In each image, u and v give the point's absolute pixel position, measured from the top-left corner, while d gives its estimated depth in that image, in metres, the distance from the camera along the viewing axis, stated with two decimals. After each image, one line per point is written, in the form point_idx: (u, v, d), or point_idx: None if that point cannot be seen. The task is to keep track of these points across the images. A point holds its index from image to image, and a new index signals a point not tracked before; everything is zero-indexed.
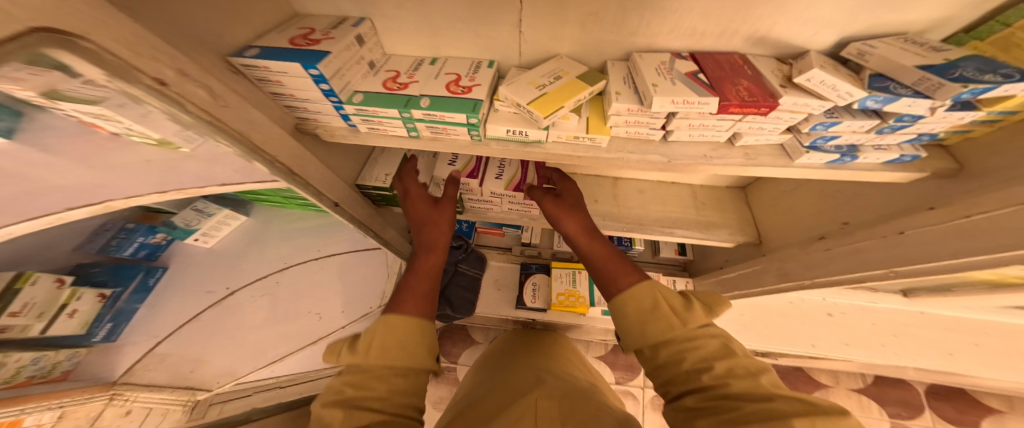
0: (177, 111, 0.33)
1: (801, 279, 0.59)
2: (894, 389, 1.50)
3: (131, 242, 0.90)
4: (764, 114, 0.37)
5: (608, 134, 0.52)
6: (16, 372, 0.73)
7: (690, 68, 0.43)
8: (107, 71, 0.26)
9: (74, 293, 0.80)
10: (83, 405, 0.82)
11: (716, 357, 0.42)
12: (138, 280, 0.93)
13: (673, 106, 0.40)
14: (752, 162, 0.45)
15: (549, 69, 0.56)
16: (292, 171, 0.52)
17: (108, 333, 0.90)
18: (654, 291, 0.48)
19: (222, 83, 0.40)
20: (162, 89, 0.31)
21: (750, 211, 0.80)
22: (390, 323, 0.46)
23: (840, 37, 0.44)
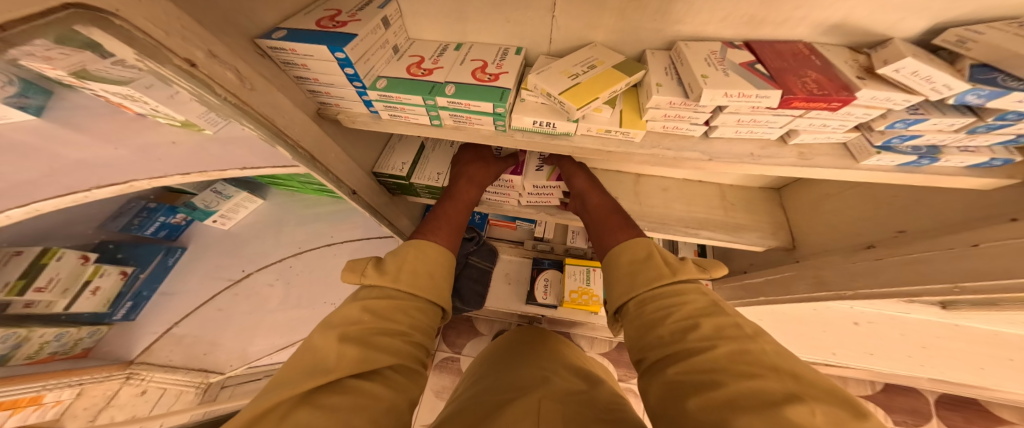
0: (206, 93, 0.32)
1: (840, 289, 0.56)
2: (902, 396, 1.45)
3: (152, 221, 0.90)
4: (834, 109, 0.33)
5: (643, 128, 0.49)
6: (39, 348, 0.72)
7: (746, 59, 0.39)
8: (139, 51, 0.26)
9: (97, 270, 0.79)
10: (101, 383, 0.84)
11: (704, 316, 0.42)
12: (157, 259, 0.94)
13: (726, 99, 0.36)
14: (805, 163, 0.42)
15: (582, 58, 0.52)
16: (312, 157, 0.51)
17: (128, 311, 0.91)
18: (650, 245, 0.55)
19: (250, 65, 0.39)
20: (191, 71, 0.30)
21: (783, 214, 0.76)
22: (420, 249, 0.53)
23: (923, 26, 0.39)
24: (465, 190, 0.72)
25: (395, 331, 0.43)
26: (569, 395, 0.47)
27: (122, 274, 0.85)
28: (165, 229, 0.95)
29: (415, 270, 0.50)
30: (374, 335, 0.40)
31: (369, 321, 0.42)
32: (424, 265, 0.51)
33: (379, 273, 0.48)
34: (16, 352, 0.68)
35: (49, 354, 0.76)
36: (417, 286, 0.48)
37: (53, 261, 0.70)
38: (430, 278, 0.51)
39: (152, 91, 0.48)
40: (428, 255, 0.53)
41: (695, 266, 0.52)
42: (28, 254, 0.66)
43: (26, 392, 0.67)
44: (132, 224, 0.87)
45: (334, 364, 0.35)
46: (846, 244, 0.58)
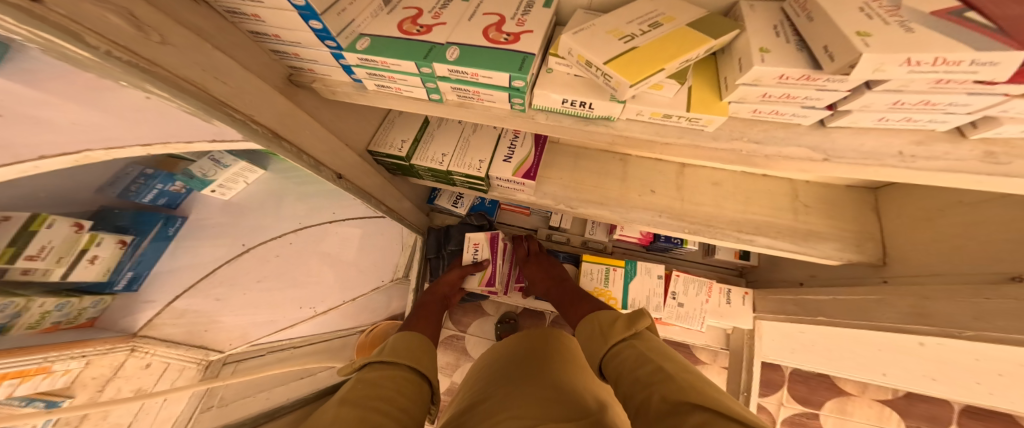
0: (76, 48, 0.19)
1: (948, 326, 0.43)
2: (923, 403, 1.32)
3: (148, 187, 0.55)
4: None
5: (723, 114, 0.35)
6: (40, 317, 0.54)
7: (946, 5, 0.26)
8: None
9: (93, 238, 0.53)
10: (103, 356, 0.69)
11: (682, 388, 0.39)
12: (156, 229, 0.62)
13: (905, 68, 0.23)
14: (994, 170, 0.28)
15: (642, 11, 0.37)
16: (278, 135, 0.39)
17: (131, 281, 0.67)
18: (593, 324, 0.65)
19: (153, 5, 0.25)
20: (38, 10, 0.17)
21: (877, 223, 0.64)
22: (403, 337, 0.61)
23: None
24: (429, 304, 0.84)
25: (389, 372, 0.50)
26: (559, 393, 0.52)
27: (124, 245, 0.58)
28: (162, 198, 0.58)
29: (399, 348, 0.57)
30: (377, 377, 0.48)
31: (361, 386, 0.45)
32: (412, 347, 0.58)
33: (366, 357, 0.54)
34: (17, 320, 0.50)
35: (53, 324, 0.57)
36: (398, 358, 0.54)
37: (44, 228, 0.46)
38: (409, 350, 0.57)
39: None
40: (414, 342, 0.61)
41: (623, 323, 0.59)
42: (17, 218, 0.43)
43: (32, 362, 0.54)
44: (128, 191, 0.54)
45: (350, 386, 0.45)
46: (973, 276, 0.44)
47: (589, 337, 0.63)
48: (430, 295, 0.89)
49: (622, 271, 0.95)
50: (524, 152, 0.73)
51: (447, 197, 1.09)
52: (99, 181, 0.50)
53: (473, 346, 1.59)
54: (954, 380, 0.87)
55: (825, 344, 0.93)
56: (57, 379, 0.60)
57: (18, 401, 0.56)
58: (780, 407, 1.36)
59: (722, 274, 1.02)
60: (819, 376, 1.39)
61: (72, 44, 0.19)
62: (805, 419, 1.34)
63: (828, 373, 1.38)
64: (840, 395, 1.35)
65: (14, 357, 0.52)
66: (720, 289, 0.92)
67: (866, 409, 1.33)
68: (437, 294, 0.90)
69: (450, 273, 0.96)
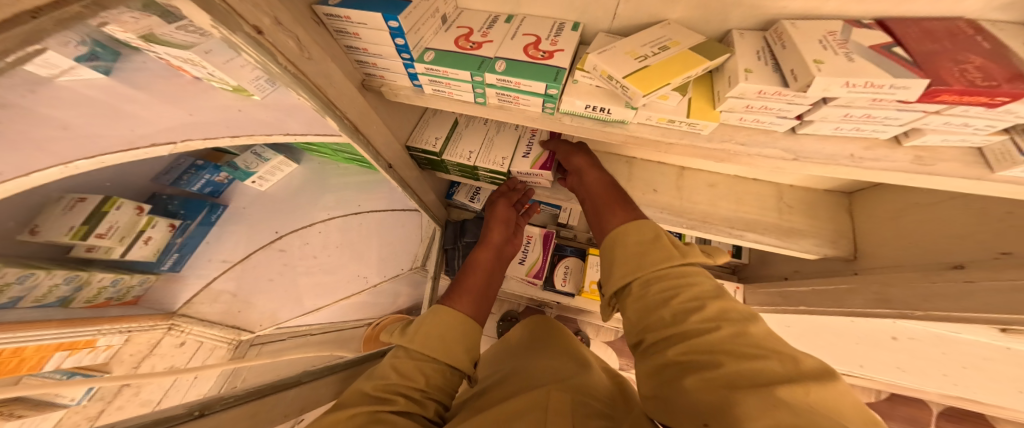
0: (271, 63, 0.28)
1: (907, 308, 0.51)
2: (903, 405, 1.40)
3: (199, 178, 0.72)
4: (997, 104, 0.28)
5: (716, 120, 0.44)
6: (96, 291, 0.53)
7: (880, 40, 0.33)
8: (214, 17, 0.23)
9: (150, 220, 0.63)
10: (143, 334, 0.59)
11: (710, 297, 0.41)
12: (202, 214, 0.75)
13: (846, 88, 0.31)
14: (923, 169, 0.37)
15: (654, 37, 0.46)
16: (357, 130, 0.48)
17: (176, 262, 0.70)
18: (654, 226, 0.51)
19: (307, 31, 0.35)
20: (259, 38, 0.27)
21: (852, 223, 0.72)
22: (438, 314, 0.55)
23: None
24: (481, 251, 0.75)
25: (422, 357, 0.50)
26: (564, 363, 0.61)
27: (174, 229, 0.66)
28: (208, 187, 0.75)
29: (434, 332, 0.53)
30: (412, 367, 0.48)
31: (393, 379, 0.46)
32: (451, 330, 0.53)
33: (402, 334, 0.53)
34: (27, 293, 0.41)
35: (104, 299, 0.55)
36: (430, 351, 0.50)
37: (112, 211, 0.53)
38: (444, 340, 0.52)
39: (212, 57, 0.37)
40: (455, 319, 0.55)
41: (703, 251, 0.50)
42: (92, 200, 0.49)
43: (85, 334, 0.49)
44: (181, 181, 0.69)
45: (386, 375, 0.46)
46: (927, 263, 0.53)
47: (642, 241, 0.50)
48: (487, 252, 0.75)
49: None
50: (540, 148, 0.81)
51: (465, 192, 1.16)
52: (159, 171, 0.67)
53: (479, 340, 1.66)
54: (925, 372, 0.95)
55: (809, 337, 1.01)
56: (99, 354, 0.51)
57: (54, 377, 0.41)
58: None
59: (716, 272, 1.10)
60: None
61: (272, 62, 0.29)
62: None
63: None
64: None
65: (32, 332, 0.39)
66: None
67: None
68: (494, 248, 0.76)
69: (496, 208, 0.83)
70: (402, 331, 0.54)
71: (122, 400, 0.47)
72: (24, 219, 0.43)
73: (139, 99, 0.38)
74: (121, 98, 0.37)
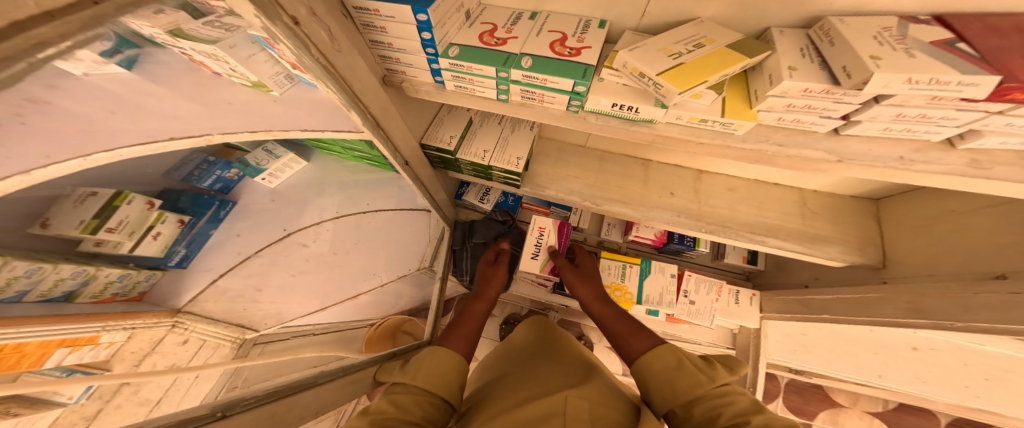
0: (305, 56, 0.27)
1: (945, 319, 0.49)
2: (912, 417, 1.37)
3: (211, 174, 0.76)
4: None
5: (753, 120, 0.42)
6: (103, 287, 0.56)
7: (940, 37, 0.31)
8: (254, 5, 0.22)
9: (159, 215, 0.65)
10: (148, 331, 0.60)
11: (748, 413, 0.38)
12: (211, 211, 0.79)
13: (907, 86, 0.30)
14: (978, 173, 0.35)
15: (687, 34, 0.45)
16: (379, 125, 0.47)
17: (182, 258, 0.74)
18: (676, 353, 0.52)
19: (337, 23, 0.34)
20: (295, 29, 0.26)
21: (878, 230, 0.70)
22: (435, 352, 0.54)
23: None
24: (476, 302, 0.80)
25: (416, 394, 0.47)
26: (582, 370, 0.58)
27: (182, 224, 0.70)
28: (219, 183, 0.81)
29: (432, 370, 0.51)
30: (410, 402, 0.45)
31: (392, 413, 0.42)
32: (445, 366, 0.52)
33: (402, 373, 0.51)
34: (33, 287, 0.43)
35: (111, 295, 0.58)
36: (427, 384, 0.48)
37: (124, 204, 0.56)
38: (442, 377, 0.51)
39: (236, 52, 0.39)
40: (447, 357, 0.54)
41: (725, 369, 0.48)
42: (104, 194, 0.52)
43: (90, 331, 0.49)
44: (192, 176, 0.73)
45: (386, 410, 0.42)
46: (960, 273, 0.51)
47: (667, 369, 0.50)
48: (481, 304, 0.80)
49: (637, 269, 1.01)
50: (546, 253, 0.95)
51: (475, 193, 1.16)
52: (171, 167, 0.70)
53: (484, 344, 1.63)
54: (943, 385, 0.93)
55: (824, 346, 0.99)
56: (101, 352, 0.51)
57: (59, 372, 0.45)
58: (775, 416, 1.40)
59: (730, 278, 1.08)
60: (813, 388, 1.45)
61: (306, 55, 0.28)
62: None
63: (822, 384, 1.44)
64: (833, 406, 1.41)
65: (37, 328, 0.41)
66: (729, 289, 0.98)
67: (857, 421, 1.39)
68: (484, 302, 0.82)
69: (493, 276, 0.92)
70: (401, 370, 0.52)
71: (119, 398, 0.48)
72: (34, 211, 0.45)
73: (155, 92, 0.37)
74: (139, 91, 0.36)
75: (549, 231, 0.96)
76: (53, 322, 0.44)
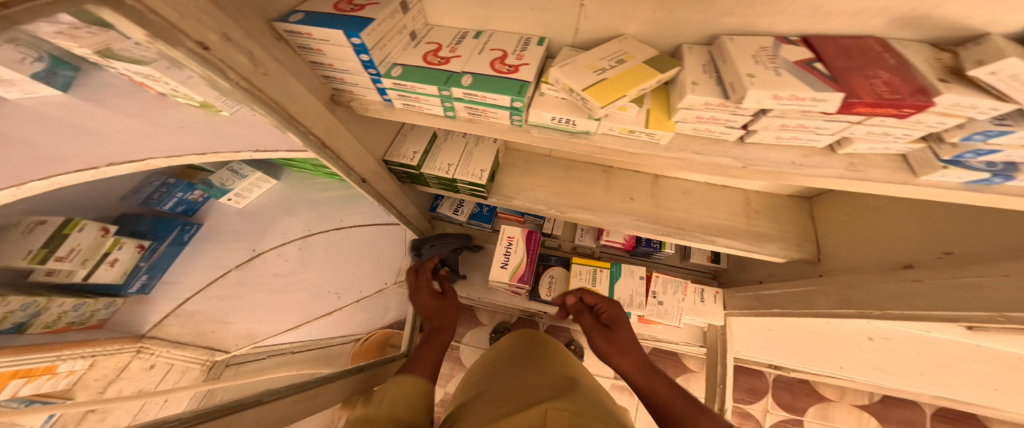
0: (220, 80, 0.28)
1: (865, 308, 0.51)
2: (896, 409, 1.42)
3: (170, 196, 0.76)
4: (905, 116, 0.30)
5: (672, 130, 0.46)
6: (57, 317, 0.57)
7: (804, 56, 0.36)
8: (149, 33, 0.22)
9: (117, 242, 0.65)
10: (110, 357, 0.64)
11: None
12: (173, 235, 0.78)
13: (774, 101, 0.34)
14: (854, 176, 0.39)
15: (612, 51, 0.48)
16: (324, 144, 0.49)
17: (144, 285, 0.75)
18: None
19: (263, 47, 0.34)
20: (204, 54, 0.26)
21: (812, 225, 0.75)
22: (401, 383, 0.53)
23: None
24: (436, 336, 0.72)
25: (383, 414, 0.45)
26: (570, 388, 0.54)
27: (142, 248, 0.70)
28: (181, 206, 0.81)
29: (399, 400, 0.49)
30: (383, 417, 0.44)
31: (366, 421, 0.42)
32: (412, 394, 0.51)
33: (369, 400, 0.50)
34: (35, 321, 0.53)
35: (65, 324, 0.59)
36: (400, 402, 0.48)
37: (75, 232, 0.56)
38: (412, 407, 0.49)
39: (172, 73, 0.41)
40: (412, 387, 0.53)
41: None
42: (54, 221, 0.53)
43: (39, 361, 0.51)
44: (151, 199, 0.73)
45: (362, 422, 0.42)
46: (874, 264, 0.55)
47: None
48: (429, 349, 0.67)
49: (608, 272, 1.03)
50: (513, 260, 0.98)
51: (449, 205, 1.18)
52: (128, 191, 0.69)
53: (470, 355, 1.62)
54: (900, 373, 0.97)
55: (789, 341, 1.02)
56: (60, 380, 0.54)
57: (17, 404, 0.47)
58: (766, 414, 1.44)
59: (697, 277, 1.11)
60: (801, 383, 1.49)
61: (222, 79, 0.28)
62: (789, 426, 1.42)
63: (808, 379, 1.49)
64: (822, 401, 1.44)
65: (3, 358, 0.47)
66: (694, 289, 1.01)
67: (846, 415, 1.42)
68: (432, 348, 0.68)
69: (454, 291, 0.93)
70: (367, 402, 0.50)
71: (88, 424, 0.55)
72: None
73: (99, 115, 0.45)
74: (78, 113, 0.43)
75: (517, 240, 1.00)
76: (14, 353, 0.49)
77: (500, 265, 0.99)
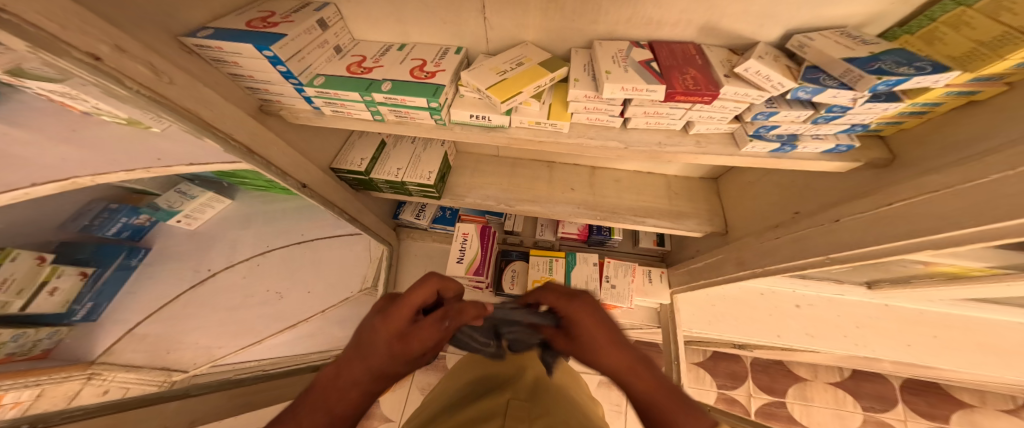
0: (116, 87, 0.32)
1: (754, 266, 0.61)
2: (870, 383, 1.58)
3: (114, 222, 0.63)
4: (708, 102, 0.40)
5: (568, 120, 0.52)
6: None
7: (645, 57, 0.45)
8: (35, 45, 0.25)
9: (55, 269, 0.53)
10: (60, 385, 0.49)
11: None
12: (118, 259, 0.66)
13: (624, 92, 0.42)
14: (703, 150, 0.48)
15: (512, 55, 0.54)
16: (251, 150, 0.52)
17: (89, 312, 0.61)
18: None
19: (166, 59, 0.39)
20: (97, 64, 0.30)
21: (718, 200, 0.84)
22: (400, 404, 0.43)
23: (783, 31, 0.43)
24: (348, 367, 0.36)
25: None
26: (530, 369, 0.51)
27: (85, 277, 0.58)
28: (126, 231, 0.67)
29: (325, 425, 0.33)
30: None
31: None
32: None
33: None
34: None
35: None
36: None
37: None
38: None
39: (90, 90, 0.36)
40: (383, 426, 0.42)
41: None
42: None
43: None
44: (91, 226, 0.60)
45: None
46: (757, 227, 0.64)
47: None
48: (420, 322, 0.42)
49: (563, 261, 1.07)
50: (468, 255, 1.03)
51: (410, 210, 1.21)
52: (66, 217, 0.57)
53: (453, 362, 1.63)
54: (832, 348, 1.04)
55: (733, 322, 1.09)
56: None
57: None
58: (750, 398, 1.56)
59: (647, 261, 1.17)
60: (776, 365, 1.64)
61: (118, 86, 0.32)
62: (774, 408, 1.54)
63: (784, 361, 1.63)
64: (798, 381, 1.59)
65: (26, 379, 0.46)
66: (642, 270, 1.09)
67: (824, 393, 1.57)
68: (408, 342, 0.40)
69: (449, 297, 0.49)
70: None
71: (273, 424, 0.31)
72: None
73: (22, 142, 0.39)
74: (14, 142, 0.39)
75: (471, 236, 1.06)
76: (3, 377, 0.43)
77: (457, 260, 1.04)
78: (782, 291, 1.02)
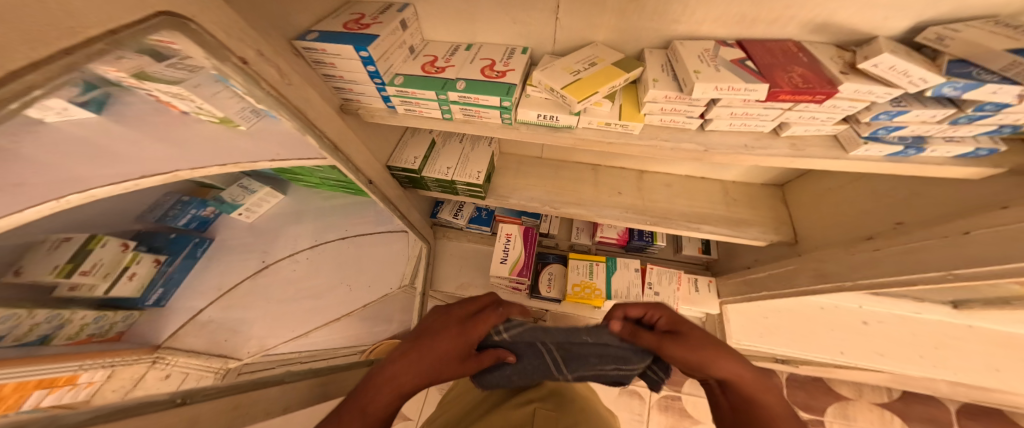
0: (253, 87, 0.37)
1: (841, 280, 0.56)
2: (921, 405, 1.44)
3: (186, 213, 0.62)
4: (819, 101, 0.38)
5: (642, 121, 0.50)
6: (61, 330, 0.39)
7: (737, 56, 0.43)
8: (206, 50, 0.31)
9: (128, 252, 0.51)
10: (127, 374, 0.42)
11: None
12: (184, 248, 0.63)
13: (717, 92, 0.40)
14: (800, 154, 0.45)
15: (584, 55, 0.53)
16: (336, 147, 0.56)
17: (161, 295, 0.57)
18: None
19: (288, 63, 0.44)
20: (243, 67, 0.36)
21: (786, 209, 0.81)
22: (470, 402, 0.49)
23: (916, 23, 0.39)
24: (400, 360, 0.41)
25: None
26: (555, 393, 0.52)
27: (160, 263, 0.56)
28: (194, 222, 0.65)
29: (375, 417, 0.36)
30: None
31: None
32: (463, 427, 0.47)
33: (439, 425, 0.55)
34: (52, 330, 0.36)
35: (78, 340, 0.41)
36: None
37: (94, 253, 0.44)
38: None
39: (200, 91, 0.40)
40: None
41: None
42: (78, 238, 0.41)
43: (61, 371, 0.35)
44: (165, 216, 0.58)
45: None
46: (846, 239, 0.60)
47: None
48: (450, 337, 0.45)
49: (603, 266, 1.03)
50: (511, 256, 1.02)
51: (449, 208, 1.22)
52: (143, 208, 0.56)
53: None
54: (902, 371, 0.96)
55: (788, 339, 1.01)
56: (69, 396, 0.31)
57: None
58: None
59: (691, 268, 1.14)
60: (815, 381, 1.52)
61: (252, 85, 0.38)
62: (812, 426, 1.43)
63: (822, 378, 1.52)
64: (839, 399, 1.47)
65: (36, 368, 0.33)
66: (689, 278, 1.04)
67: (869, 413, 1.44)
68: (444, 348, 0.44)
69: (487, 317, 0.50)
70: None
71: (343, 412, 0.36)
72: None
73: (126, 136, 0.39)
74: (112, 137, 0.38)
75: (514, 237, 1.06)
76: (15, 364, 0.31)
77: (500, 261, 1.04)
78: (845, 305, 0.95)
